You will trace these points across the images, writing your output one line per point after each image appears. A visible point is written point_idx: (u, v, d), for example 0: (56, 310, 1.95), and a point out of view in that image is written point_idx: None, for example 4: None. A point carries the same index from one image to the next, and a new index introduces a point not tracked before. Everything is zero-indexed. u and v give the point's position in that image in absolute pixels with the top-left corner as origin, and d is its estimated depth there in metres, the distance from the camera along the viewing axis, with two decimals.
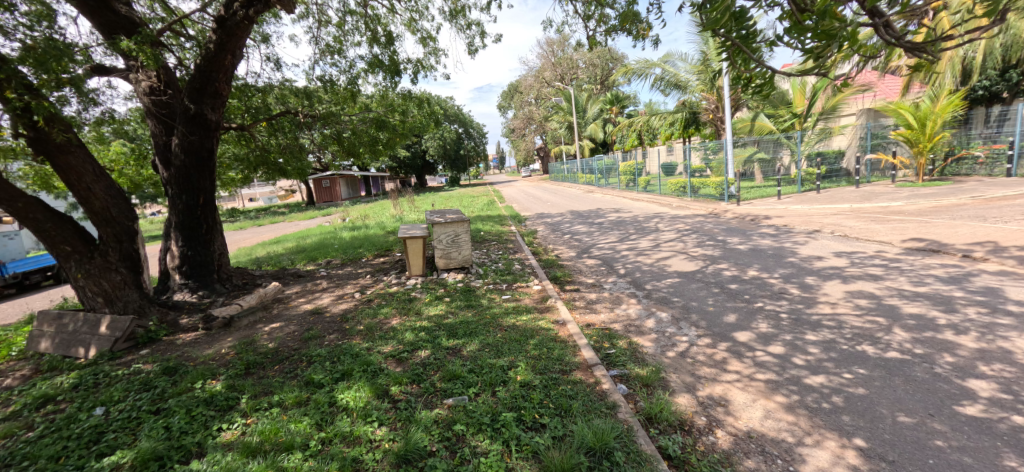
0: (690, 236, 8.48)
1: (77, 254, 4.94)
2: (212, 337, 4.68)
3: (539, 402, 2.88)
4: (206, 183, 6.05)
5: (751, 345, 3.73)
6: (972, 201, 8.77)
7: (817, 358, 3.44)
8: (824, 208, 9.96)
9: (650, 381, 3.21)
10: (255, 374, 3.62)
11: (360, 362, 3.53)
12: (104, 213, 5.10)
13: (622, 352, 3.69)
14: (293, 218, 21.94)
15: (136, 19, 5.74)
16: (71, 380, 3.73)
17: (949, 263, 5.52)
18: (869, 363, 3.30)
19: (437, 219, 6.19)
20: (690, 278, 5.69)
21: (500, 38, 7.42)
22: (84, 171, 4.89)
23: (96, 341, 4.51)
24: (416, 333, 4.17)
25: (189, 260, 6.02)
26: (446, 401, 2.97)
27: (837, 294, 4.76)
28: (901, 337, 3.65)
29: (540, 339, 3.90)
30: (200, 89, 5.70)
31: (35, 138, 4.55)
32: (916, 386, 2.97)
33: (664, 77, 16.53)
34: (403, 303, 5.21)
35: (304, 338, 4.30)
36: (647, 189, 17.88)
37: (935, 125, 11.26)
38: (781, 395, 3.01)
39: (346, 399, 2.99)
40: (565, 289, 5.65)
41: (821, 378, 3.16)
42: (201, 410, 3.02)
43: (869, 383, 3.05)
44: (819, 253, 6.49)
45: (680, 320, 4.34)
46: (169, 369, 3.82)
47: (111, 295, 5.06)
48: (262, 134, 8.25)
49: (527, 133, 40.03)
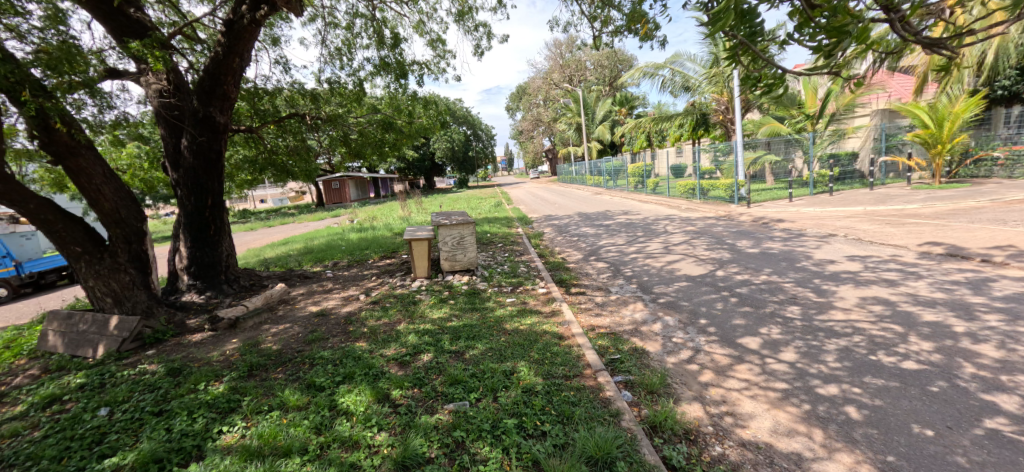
0: (700, 238, 8.39)
1: (87, 255, 4.99)
2: (217, 338, 4.71)
3: (540, 409, 2.82)
4: (214, 185, 6.09)
5: (760, 352, 3.64)
6: (990, 204, 8.57)
7: (831, 367, 3.34)
8: (836, 210, 9.78)
9: (655, 387, 3.15)
10: (257, 376, 3.62)
11: (362, 365, 3.52)
12: (114, 214, 5.15)
13: (627, 358, 3.63)
14: (302, 219, 22.15)
15: (148, 23, 5.85)
16: (78, 381, 3.77)
17: (968, 269, 5.38)
18: (885, 372, 3.20)
19: (442, 220, 6.16)
20: (699, 282, 5.60)
21: (506, 38, 7.50)
22: (93, 173, 4.93)
23: (105, 340, 4.55)
24: (420, 336, 4.15)
25: (197, 262, 6.06)
26: (446, 407, 2.93)
27: (849, 300, 4.65)
28: (919, 346, 3.54)
29: (544, 343, 3.86)
30: (209, 91, 5.75)
31: (47, 140, 4.61)
32: (933, 397, 2.88)
33: (672, 78, 16.40)
34: (408, 306, 5.18)
35: (307, 341, 4.31)
36: (655, 191, 17.73)
37: (953, 125, 10.94)
38: (791, 405, 2.93)
39: (346, 402, 2.98)
40: (571, 292, 5.59)
41: (835, 388, 3.07)
42: (203, 412, 3.02)
43: (884, 393, 2.96)
44: (832, 257, 6.38)
45: (688, 325, 4.27)
46: (173, 370, 3.84)
47: (120, 295, 5.11)
48: (270, 136, 8.31)
49: (535, 135, 39.92)
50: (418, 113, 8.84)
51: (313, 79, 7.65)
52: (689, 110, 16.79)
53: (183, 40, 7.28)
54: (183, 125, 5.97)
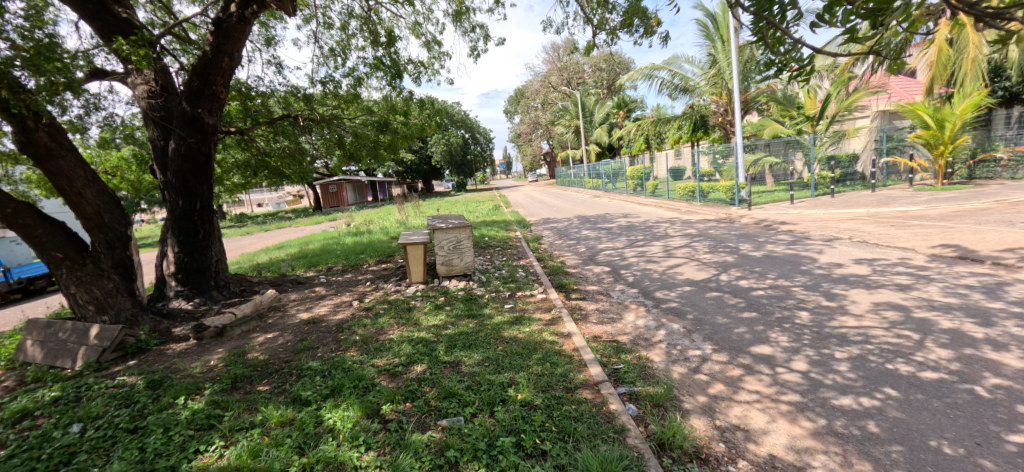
0: (701, 241, 8.24)
1: (68, 261, 4.78)
2: (202, 347, 4.51)
3: (540, 426, 2.64)
4: (202, 188, 5.89)
5: (770, 361, 3.47)
6: (996, 205, 8.47)
7: (845, 377, 3.18)
8: (839, 213, 9.64)
9: (660, 400, 2.98)
10: (241, 389, 3.43)
11: (351, 376, 3.34)
12: (96, 218, 4.96)
13: (631, 368, 3.46)
14: (299, 223, 21.85)
15: (136, 22, 5.69)
16: (53, 394, 3.57)
17: (980, 272, 5.25)
18: (903, 383, 3.04)
19: (439, 224, 5.99)
20: (703, 287, 5.44)
21: (503, 41, 7.38)
22: (74, 176, 4.74)
23: (84, 351, 4.35)
24: (414, 346, 3.96)
25: (185, 267, 5.85)
26: (439, 423, 2.75)
27: (859, 305, 4.49)
28: (936, 354, 3.39)
29: (544, 352, 3.69)
30: (198, 91, 5.57)
31: (25, 141, 4.41)
32: (957, 410, 2.71)
33: (671, 80, 16.24)
34: (402, 313, 4.98)
35: (296, 350, 4.12)
36: (655, 193, 17.62)
37: (955, 127, 10.79)
38: (806, 419, 2.76)
39: (333, 419, 2.79)
40: (571, 298, 5.40)
41: (851, 400, 2.91)
42: (180, 429, 2.83)
43: (905, 406, 2.80)
44: (838, 260, 6.24)
45: (692, 333, 4.10)
46: (153, 383, 3.64)
47: (103, 302, 4.92)
48: (263, 139, 8.13)
49: (534, 138, 39.79)
50: (415, 113, 8.67)
51: (308, 80, 7.52)
52: (688, 112, 16.71)
53: (175, 41, 7.14)
54: (170, 126, 5.78)
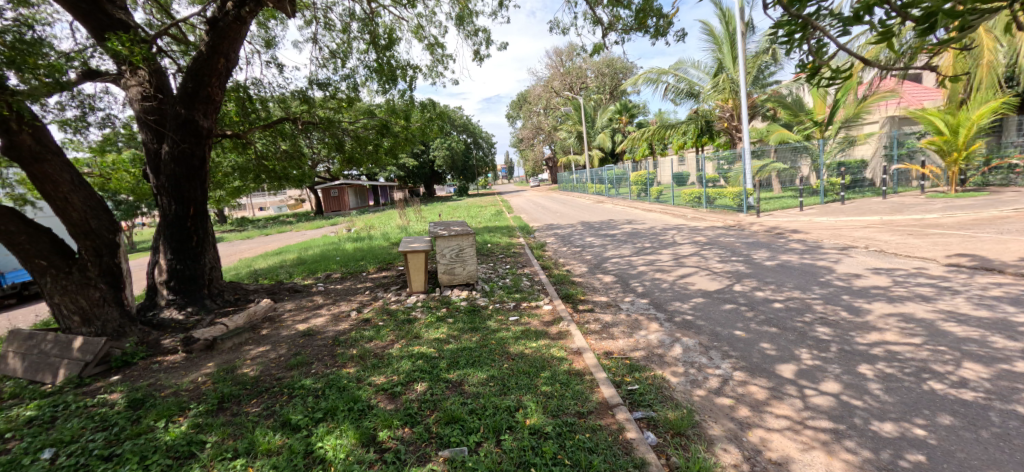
0: (711, 249, 7.99)
1: (54, 269, 4.59)
2: (191, 362, 4.28)
3: (551, 459, 2.40)
4: (196, 193, 5.67)
5: (797, 382, 3.22)
6: (1014, 214, 8.20)
7: (880, 400, 2.93)
8: (851, 220, 9.39)
9: (682, 428, 2.73)
10: (228, 410, 3.20)
11: (346, 398, 3.09)
12: (83, 225, 4.73)
13: (647, 389, 3.21)
14: (299, 228, 21.45)
15: (132, 23, 5.48)
16: (28, 413, 3.34)
17: (1007, 283, 4.99)
18: (945, 409, 2.78)
19: (439, 232, 5.76)
20: (717, 298, 5.20)
21: (506, 46, 7.23)
22: (60, 181, 4.53)
23: (66, 364, 4.13)
24: (414, 361, 3.72)
25: (178, 275, 5.63)
26: (441, 453, 2.51)
27: (885, 319, 4.23)
28: (976, 374, 3.13)
29: (553, 371, 3.44)
30: (192, 93, 5.36)
31: (8, 145, 4.21)
32: (1010, 442, 2.44)
33: (676, 85, 16.06)
34: (402, 326, 4.73)
35: (289, 366, 3.88)
36: (659, 199, 17.38)
37: (969, 132, 10.53)
38: (845, 450, 2.50)
39: (324, 448, 2.56)
40: (579, 309, 5.17)
41: (890, 428, 2.65)
42: (157, 458, 2.59)
43: (952, 436, 2.53)
44: (856, 270, 5.98)
45: (710, 349, 3.85)
46: (135, 402, 3.41)
47: (89, 313, 4.67)
48: (262, 142, 7.94)
49: (535, 144, 39.59)
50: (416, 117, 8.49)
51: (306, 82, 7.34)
52: (693, 118, 16.54)
53: (173, 43, 6.97)
54: (165, 128, 5.57)
